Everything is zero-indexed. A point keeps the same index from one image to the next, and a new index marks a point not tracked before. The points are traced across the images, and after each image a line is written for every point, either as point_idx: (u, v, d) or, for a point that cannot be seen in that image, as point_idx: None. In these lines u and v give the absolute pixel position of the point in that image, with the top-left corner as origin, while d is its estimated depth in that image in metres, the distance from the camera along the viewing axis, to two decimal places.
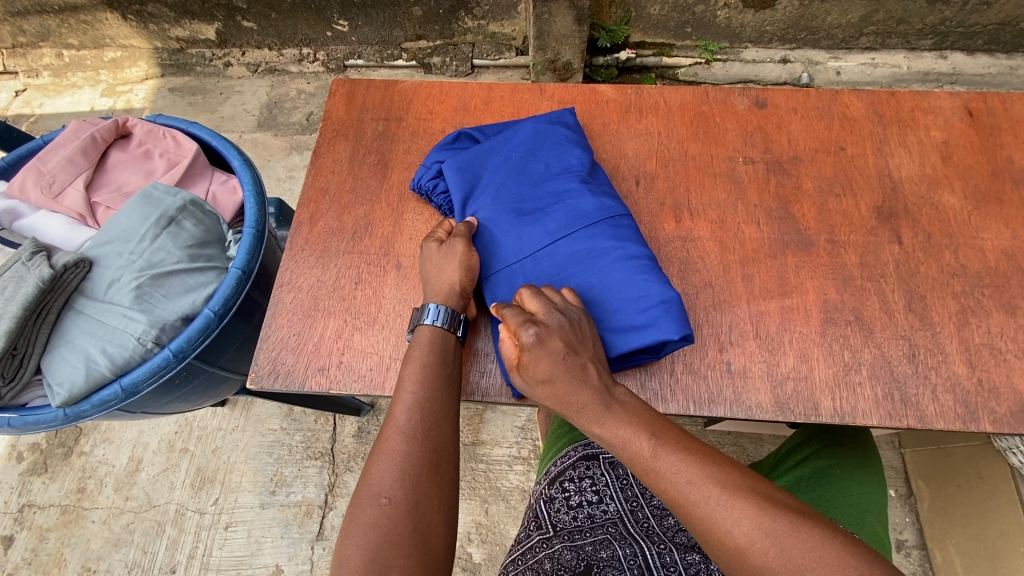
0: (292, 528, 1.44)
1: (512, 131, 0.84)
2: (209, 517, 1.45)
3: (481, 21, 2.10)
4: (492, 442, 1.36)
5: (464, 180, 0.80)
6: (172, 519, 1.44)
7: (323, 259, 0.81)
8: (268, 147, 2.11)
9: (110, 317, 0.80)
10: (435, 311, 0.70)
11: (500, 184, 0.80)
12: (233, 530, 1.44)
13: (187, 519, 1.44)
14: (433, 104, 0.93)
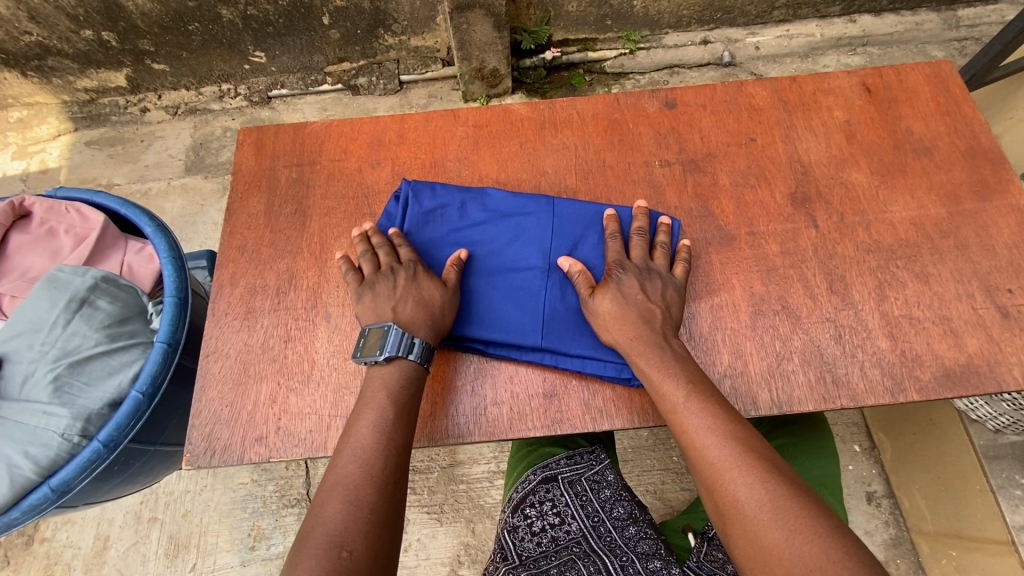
0: None
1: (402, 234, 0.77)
2: None
3: (402, 37, 2.07)
4: (469, 461, 1.33)
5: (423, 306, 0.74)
6: None
7: (249, 321, 0.78)
8: (200, 191, 2.05)
9: (29, 417, 0.76)
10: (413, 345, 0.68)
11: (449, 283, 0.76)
12: None
13: None
14: (346, 143, 0.91)
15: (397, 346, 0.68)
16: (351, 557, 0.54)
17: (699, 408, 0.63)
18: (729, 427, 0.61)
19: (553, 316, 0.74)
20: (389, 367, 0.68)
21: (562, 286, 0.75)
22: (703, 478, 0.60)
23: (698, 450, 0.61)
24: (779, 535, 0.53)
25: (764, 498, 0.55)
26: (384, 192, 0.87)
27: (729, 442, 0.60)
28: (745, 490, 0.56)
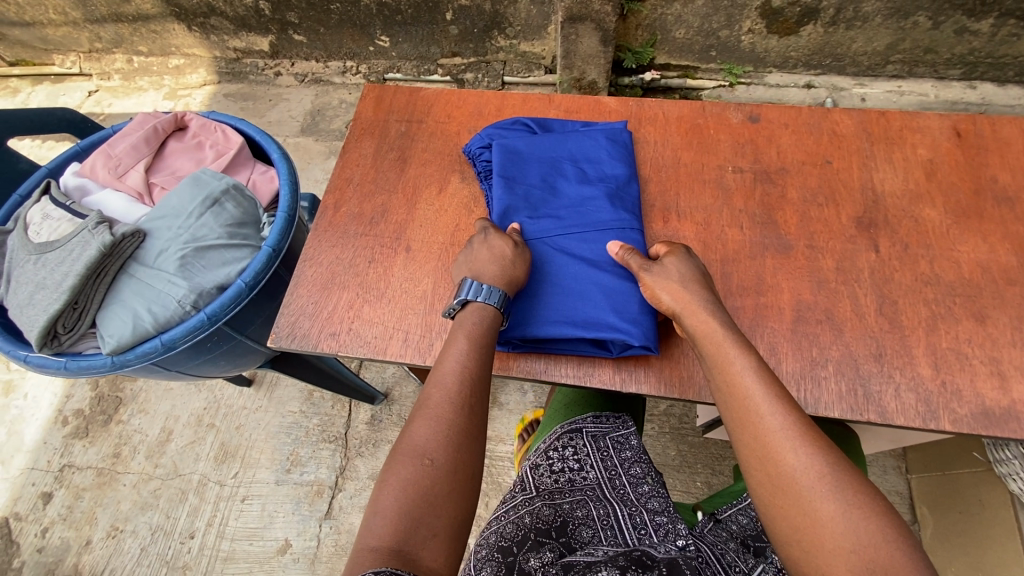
0: (303, 505, 1.56)
1: (564, 137, 0.95)
2: (229, 489, 1.58)
3: (513, 40, 2.24)
4: (497, 438, 1.42)
5: (505, 157, 0.91)
6: (195, 489, 1.58)
7: (342, 240, 0.91)
8: (309, 151, 2.31)
9: (158, 282, 0.91)
10: (478, 289, 0.76)
11: (534, 176, 0.91)
12: (248, 503, 1.56)
13: (209, 489, 1.58)
14: (452, 109, 1.03)
15: (473, 293, 0.76)
16: (430, 468, 0.64)
17: (762, 382, 0.66)
18: (790, 403, 0.65)
19: (549, 265, 0.84)
20: (465, 315, 0.76)
21: (576, 273, 0.83)
22: (756, 446, 0.63)
23: (758, 418, 0.64)
24: (835, 507, 0.57)
25: (824, 469, 0.59)
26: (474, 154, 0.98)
27: (784, 413, 0.64)
28: (806, 459, 0.60)
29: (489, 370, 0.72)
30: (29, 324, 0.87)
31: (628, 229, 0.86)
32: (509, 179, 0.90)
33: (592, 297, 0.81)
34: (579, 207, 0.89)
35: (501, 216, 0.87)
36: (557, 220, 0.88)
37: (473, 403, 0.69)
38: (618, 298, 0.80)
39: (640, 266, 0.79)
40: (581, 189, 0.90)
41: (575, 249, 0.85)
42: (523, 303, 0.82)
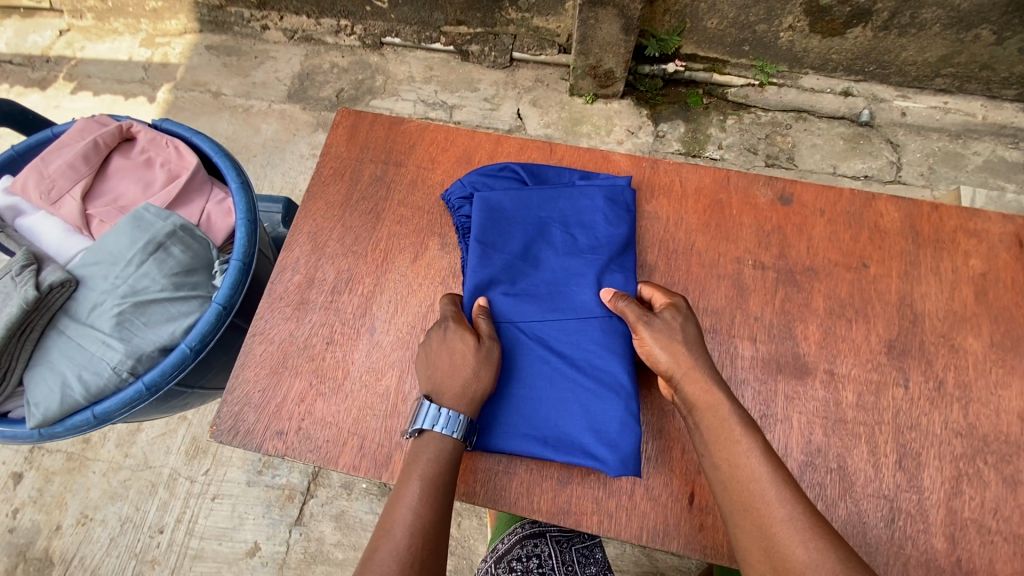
0: (272, 508, 1.70)
1: (555, 191, 0.83)
2: (198, 486, 1.72)
3: (526, 13, 2.03)
4: None
5: (486, 216, 0.80)
6: (165, 483, 1.73)
7: (299, 312, 0.79)
8: (295, 120, 2.20)
9: (91, 344, 0.81)
10: (435, 417, 0.68)
11: (517, 242, 0.80)
12: (218, 502, 1.70)
13: (179, 486, 1.72)
14: (436, 151, 0.89)
15: (428, 421, 0.68)
16: None
17: (760, 462, 0.64)
18: (790, 486, 0.63)
19: (526, 361, 0.75)
20: (421, 445, 0.68)
21: (554, 376, 0.74)
22: (759, 538, 0.61)
23: (760, 505, 0.62)
24: None
25: (834, 568, 0.57)
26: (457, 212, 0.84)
27: (781, 494, 0.62)
28: (812, 554, 0.58)
29: (446, 515, 0.66)
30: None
31: (617, 322, 0.76)
32: (487, 246, 0.79)
33: (569, 408, 0.73)
34: (563, 288, 0.78)
35: (475, 292, 0.77)
36: (538, 302, 0.78)
37: (426, 558, 0.63)
38: (597, 413, 0.72)
39: (638, 317, 0.73)
40: (568, 263, 0.80)
41: (557, 341, 0.76)
42: (491, 405, 0.74)
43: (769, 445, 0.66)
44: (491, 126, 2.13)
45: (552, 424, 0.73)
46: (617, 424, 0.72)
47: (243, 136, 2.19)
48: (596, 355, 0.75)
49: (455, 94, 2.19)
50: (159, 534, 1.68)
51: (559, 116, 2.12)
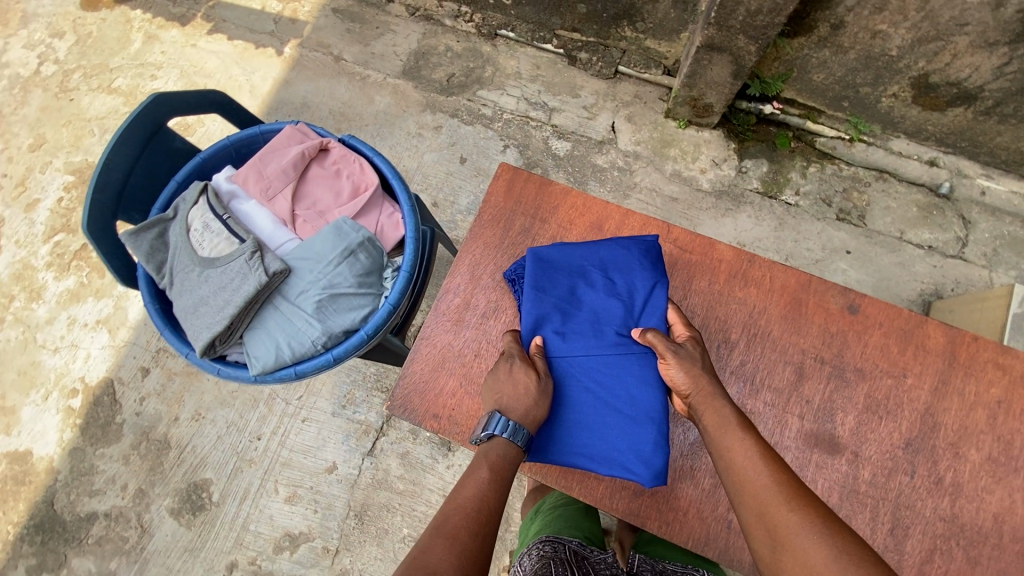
0: (352, 437, 2.02)
1: (595, 251, 1.06)
2: (293, 408, 2.05)
3: (640, 34, 2.16)
4: None
5: (538, 275, 1.03)
6: (265, 400, 2.06)
7: (457, 327, 1.05)
8: (406, 97, 2.39)
9: (298, 319, 1.08)
10: (499, 422, 0.91)
11: (564, 295, 1.03)
12: (307, 424, 2.04)
13: (276, 404, 2.06)
14: (575, 215, 1.12)
15: (500, 426, 0.91)
16: None
17: (753, 450, 0.84)
18: (779, 469, 0.81)
19: (574, 395, 0.99)
20: (490, 446, 0.92)
21: (597, 405, 0.98)
22: (757, 506, 0.79)
23: (756, 481, 0.81)
24: (826, 558, 0.71)
25: (817, 526, 0.74)
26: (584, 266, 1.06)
27: (772, 472, 0.81)
28: (795, 517, 0.76)
29: (506, 497, 0.88)
30: (193, 332, 1.06)
31: (651, 358, 1.00)
32: (541, 297, 1.01)
33: (612, 431, 0.97)
34: (605, 331, 1.02)
35: (530, 339, 1.01)
36: (585, 344, 1.01)
37: (489, 529, 0.83)
38: (634, 436, 0.96)
39: (666, 349, 0.95)
40: (609, 310, 1.03)
41: (602, 375, 0.99)
42: (549, 430, 0.98)
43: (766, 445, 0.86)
44: (585, 135, 2.28)
45: (597, 442, 0.97)
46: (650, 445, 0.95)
47: (357, 105, 2.40)
48: (631, 387, 0.99)
49: (557, 97, 2.33)
50: (256, 440, 2.03)
51: (651, 135, 2.27)
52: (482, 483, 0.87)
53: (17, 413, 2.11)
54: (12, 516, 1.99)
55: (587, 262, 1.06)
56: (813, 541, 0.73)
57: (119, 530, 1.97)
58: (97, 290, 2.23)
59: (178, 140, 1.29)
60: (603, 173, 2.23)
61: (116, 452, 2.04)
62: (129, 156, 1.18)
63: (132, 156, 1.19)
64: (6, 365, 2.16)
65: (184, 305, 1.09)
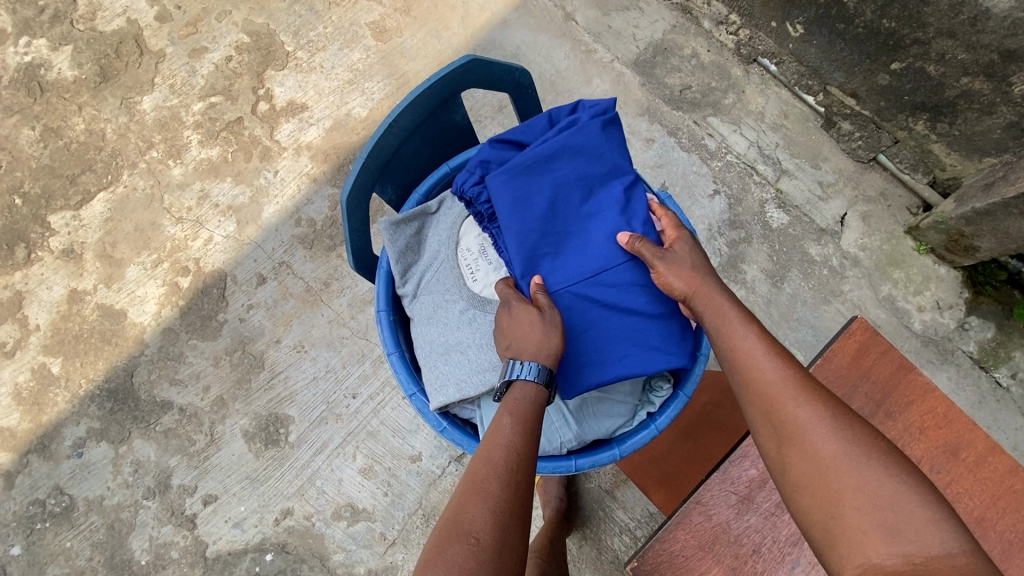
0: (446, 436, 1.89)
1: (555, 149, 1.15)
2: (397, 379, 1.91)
3: (932, 135, 1.80)
4: (621, 504, 1.85)
5: (507, 197, 1.13)
6: (372, 359, 1.93)
7: (743, 506, 0.95)
8: (628, 93, 2.08)
9: (554, 414, 1.17)
10: (532, 370, 1.01)
11: (544, 212, 1.14)
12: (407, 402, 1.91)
13: (383, 369, 1.92)
14: (929, 423, 0.87)
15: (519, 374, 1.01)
16: (474, 547, 0.82)
17: (764, 352, 0.93)
18: (788, 366, 0.91)
19: (585, 318, 1.12)
20: (511, 391, 1.02)
21: (611, 315, 1.12)
22: (771, 404, 0.88)
23: (767, 377, 0.90)
24: (839, 448, 0.81)
25: (828, 418, 0.84)
26: None
27: (782, 369, 0.90)
28: (804, 410, 0.85)
29: (529, 444, 0.95)
30: (435, 385, 1.14)
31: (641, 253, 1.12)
32: (522, 220, 1.12)
33: (632, 337, 1.10)
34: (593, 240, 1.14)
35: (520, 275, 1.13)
36: (575, 260, 1.14)
37: (519, 480, 0.90)
38: (658, 337, 1.11)
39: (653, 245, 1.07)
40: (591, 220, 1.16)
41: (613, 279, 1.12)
42: (570, 360, 1.11)
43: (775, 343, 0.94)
44: (808, 216, 1.98)
45: (618, 355, 1.10)
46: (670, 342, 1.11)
47: (572, 80, 2.10)
48: (641, 292, 1.12)
49: (794, 159, 2.01)
50: (350, 398, 1.90)
51: (880, 246, 1.96)
52: (504, 432, 0.95)
53: (124, 269, 1.99)
54: (90, 371, 1.92)
55: (555, 154, 1.15)
56: (825, 438, 0.83)
57: (188, 430, 1.89)
58: (239, 173, 2.05)
59: (457, 113, 1.22)
60: (810, 267, 1.95)
61: (208, 350, 1.93)
62: (414, 120, 1.11)
63: (416, 121, 1.11)
64: (126, 215, 2.02)
65: (431, 350, 1.17)
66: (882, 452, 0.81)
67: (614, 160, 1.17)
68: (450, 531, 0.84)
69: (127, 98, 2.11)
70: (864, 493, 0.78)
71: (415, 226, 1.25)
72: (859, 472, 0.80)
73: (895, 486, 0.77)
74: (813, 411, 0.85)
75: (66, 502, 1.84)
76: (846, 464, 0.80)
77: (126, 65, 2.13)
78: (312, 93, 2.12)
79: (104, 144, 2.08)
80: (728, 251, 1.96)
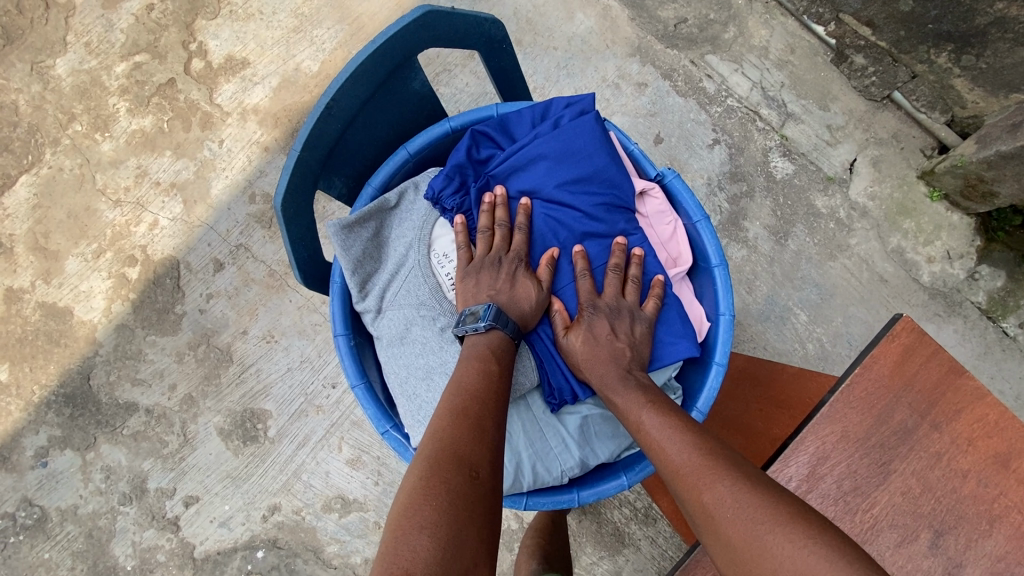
0: None
1: (532, 145, 1.08)
2: None
3: (956, 68, 1.63)
4: None
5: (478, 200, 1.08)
6: None
7: None
8: (616, 30, 1.84)
9: (553, 439, 1.05)
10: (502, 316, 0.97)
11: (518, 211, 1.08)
12: None
13: None
14: (979, 433, 0.76)
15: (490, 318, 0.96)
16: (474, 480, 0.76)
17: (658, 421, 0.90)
18: (684, 438, 0.86)
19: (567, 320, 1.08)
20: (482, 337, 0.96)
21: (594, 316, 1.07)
22: (675, 488, 0.82)
23: (666, 455, 0.85)
24: (743, 529, 0.72)
25: (726, 496, 0.75)
26: (964, 520, 0.74)
27: (682, 441, 0.85)
28: (706, 492, 0.78)
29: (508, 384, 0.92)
30: (413, 417, 1.00)
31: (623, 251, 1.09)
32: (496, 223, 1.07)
33: None
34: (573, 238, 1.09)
35: None
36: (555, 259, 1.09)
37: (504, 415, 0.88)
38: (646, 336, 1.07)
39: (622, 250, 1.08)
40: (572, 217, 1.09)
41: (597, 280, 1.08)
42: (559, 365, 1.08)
43: (673, 416, 0.90)
44: (815, 163, 1.81)
45: None
46: (667, 342, 1.07)
47: (552, 17, 1.84)
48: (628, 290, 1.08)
49: (800, 100, 1.82)
50: (330, 388, 1.78)
51: (890, 193, 1.81)
52: (482, 368, 0.91)
53: (62, 261, 1.78)
54: (41, 377, 1.76)
55: (533, 152, 1.08)
56: (729, 517, 0.74)
57: (158, 432, 1.76)
58: (178, 145, 1.80)
59: (417, 80, 1.03)
60: (816, 220, 1.81)
61: (169, 345, 1.77)
62: (360, 98, 0.93)
63: (362, 99, 0.94)
64: (56, 200, 1.79)
65: (407, 375, 1.03)
66: (794, 513, 0.71)
67: (604, 158, 1.08)
68: (436, 469, 0.76)
69: (36, 62, 1.82)
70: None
71: (373, 228, 1.09)
72: (772, 548, 0.70)
73: (818, 563, 0.66)
74: (712, 486, 0.78)
75: (37, 513, 1.73)
76: (755, 543, 0.71)
77: (30, 21, 1.82)
78: (253, 45, 1.84)
79: (17, 118, 1.80)
80: (729, 207, 1.80)
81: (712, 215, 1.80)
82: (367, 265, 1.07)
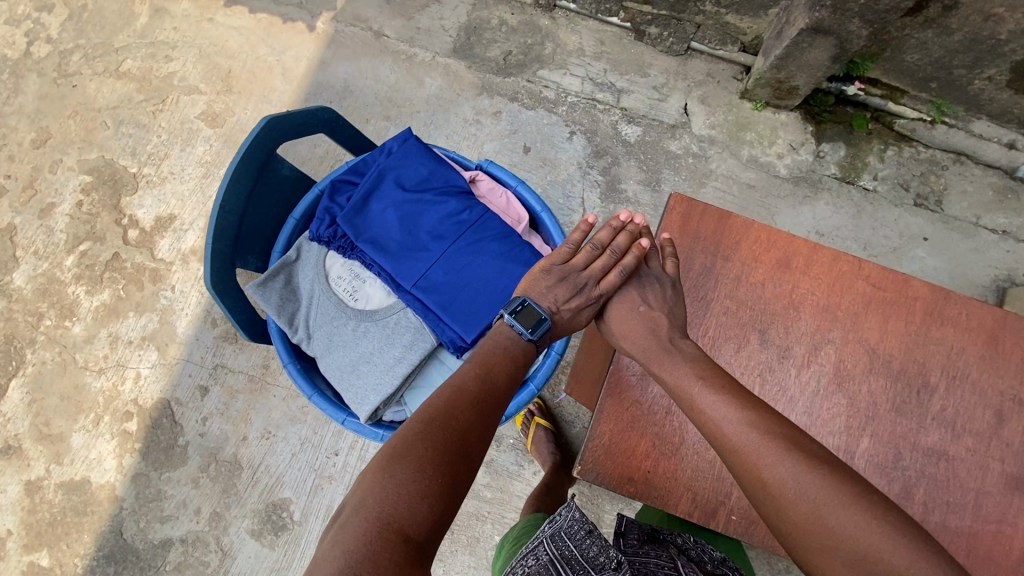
0: None
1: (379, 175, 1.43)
2: None
3: (722, 10, 1.99)
4: None
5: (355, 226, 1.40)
6: None
7: (643, 383, 1.08)
8: (460, 79, 2.19)
9: None
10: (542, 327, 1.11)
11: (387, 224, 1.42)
12: None
13: None
14: (759, 251, 1.09)
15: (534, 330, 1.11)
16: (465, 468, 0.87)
17: (718, 397, 0.95)
18: (747, 415, 0.91)
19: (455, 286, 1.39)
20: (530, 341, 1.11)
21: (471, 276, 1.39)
22: (739, 460, 0.89)
23: (729, 432, 0.91)
24: (802, 499, 0.81)
25: (788, 475, 0.83)
26: (775, 313, 1.07)
27: (745, 421, 0.91)
28: (767, 466, 0.85)
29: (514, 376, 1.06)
30: (355, 400, 1.33)
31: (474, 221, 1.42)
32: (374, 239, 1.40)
33: (493, 281, 1.37)
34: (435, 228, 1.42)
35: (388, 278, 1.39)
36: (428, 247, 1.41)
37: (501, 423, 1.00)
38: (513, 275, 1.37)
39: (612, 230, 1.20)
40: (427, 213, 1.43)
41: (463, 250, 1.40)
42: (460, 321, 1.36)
43: (731, 392, 0.95)
44: (657, 119, 2.15)
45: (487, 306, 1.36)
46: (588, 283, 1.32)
47: (406, 89, 2.19)
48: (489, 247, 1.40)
49: (624, 77, 2.17)
50: (333, 457, 1.96)
51: (725, 118, 2.15)
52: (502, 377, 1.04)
53: (68, 439, 1.97)
54: (79, 548, 1.90)
55: (382, 179, 1.43)
56: (788, 492, 0.83)
57: (198, 555, 1.90)
58: (138, 304, 2.06)
59: (285, 167, 1.38)
60: (677, 161, 2.12)
61: (183, 475, 1.95)
62: (246, 191, 1.28)
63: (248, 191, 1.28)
64: (48, 390, 2.01)
65: (342, 373, 1.36)
66: (844, 487, 0.80)
67: (433, 164, 1.44)
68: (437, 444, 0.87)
69: None
70: (843, 550, 0.76)
71: (283, 279, 1.42)
72: (831, 515, 0.79)
73: (882, 541, 0.75)
74: (767, 450, 0.86)
75: None
76: (817, 515, 0.79)
77: None
78: (174, 201, 2.14)
79: None
80: (604, 178, 2.11)
81: (594, 190, 2.10)
82: (288, 307, 1.41)
